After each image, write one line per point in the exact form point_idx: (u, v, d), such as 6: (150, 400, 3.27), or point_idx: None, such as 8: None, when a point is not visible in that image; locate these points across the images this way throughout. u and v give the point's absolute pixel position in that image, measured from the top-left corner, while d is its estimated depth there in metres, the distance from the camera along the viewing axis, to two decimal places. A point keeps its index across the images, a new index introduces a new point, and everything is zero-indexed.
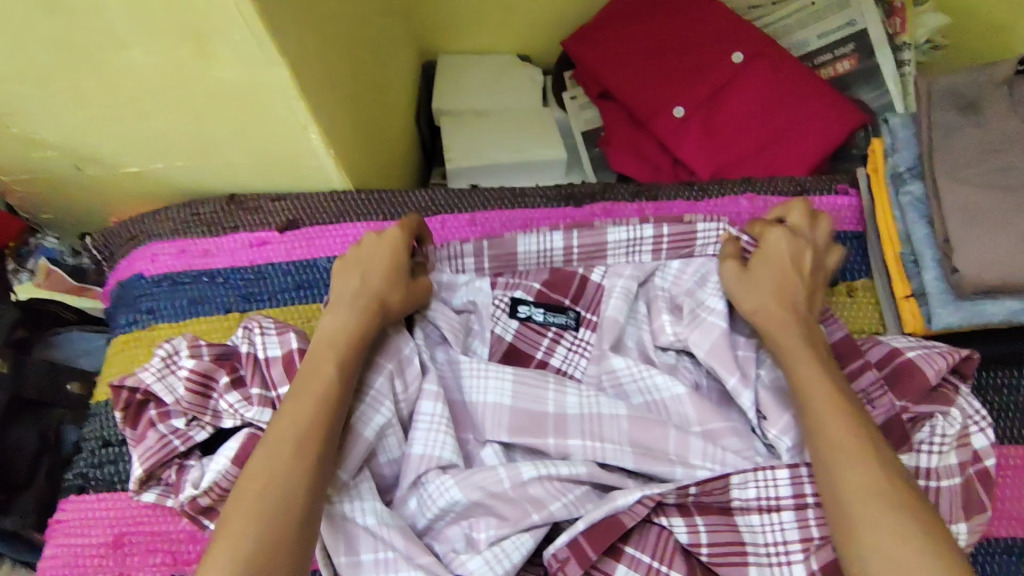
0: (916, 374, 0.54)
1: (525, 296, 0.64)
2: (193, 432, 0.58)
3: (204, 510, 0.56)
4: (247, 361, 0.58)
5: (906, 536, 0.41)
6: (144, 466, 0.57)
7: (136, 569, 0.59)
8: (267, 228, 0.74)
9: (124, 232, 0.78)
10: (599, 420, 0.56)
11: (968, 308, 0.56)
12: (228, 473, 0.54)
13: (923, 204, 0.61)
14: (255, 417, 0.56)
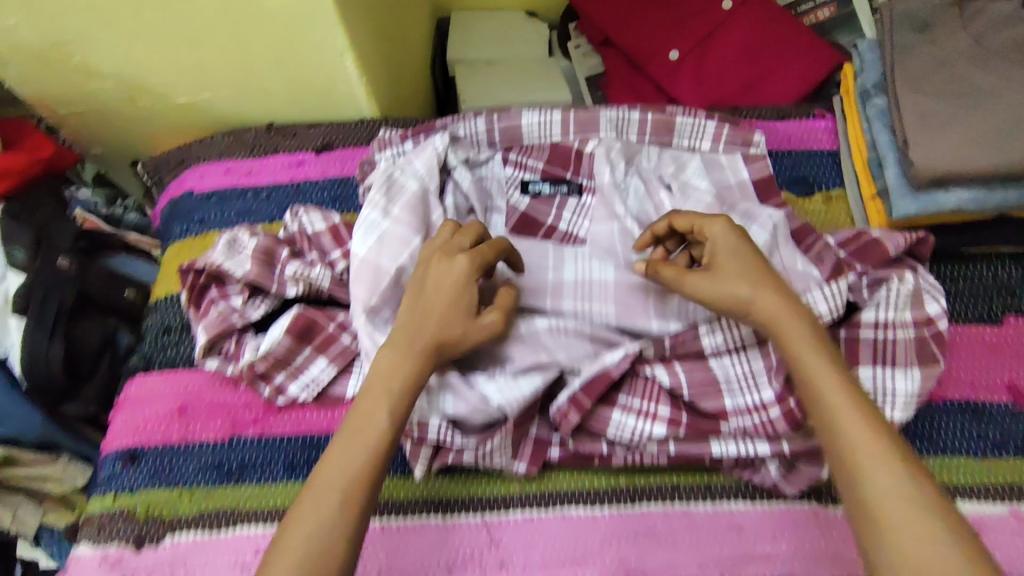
0: (877, 248, 0.66)
1: (533, 177, 0.78)
2: (249, 310, 0.67)
3: (260, 376, 0.66)
4: (301, 239, 0.69)
5: (922, 518, 0.44)
6: (208, 335, 0.65)
7: (199, 431, 0.68)
8: (305, 150, 0.82)
9: (173, 158, 0.86)
10: (590, 285, 0.68)
11: (923, 198, 0.65)
12: (282, 341, 0.65)
13: (887, 114, 0.70)
14: (317, 275, 0.65)
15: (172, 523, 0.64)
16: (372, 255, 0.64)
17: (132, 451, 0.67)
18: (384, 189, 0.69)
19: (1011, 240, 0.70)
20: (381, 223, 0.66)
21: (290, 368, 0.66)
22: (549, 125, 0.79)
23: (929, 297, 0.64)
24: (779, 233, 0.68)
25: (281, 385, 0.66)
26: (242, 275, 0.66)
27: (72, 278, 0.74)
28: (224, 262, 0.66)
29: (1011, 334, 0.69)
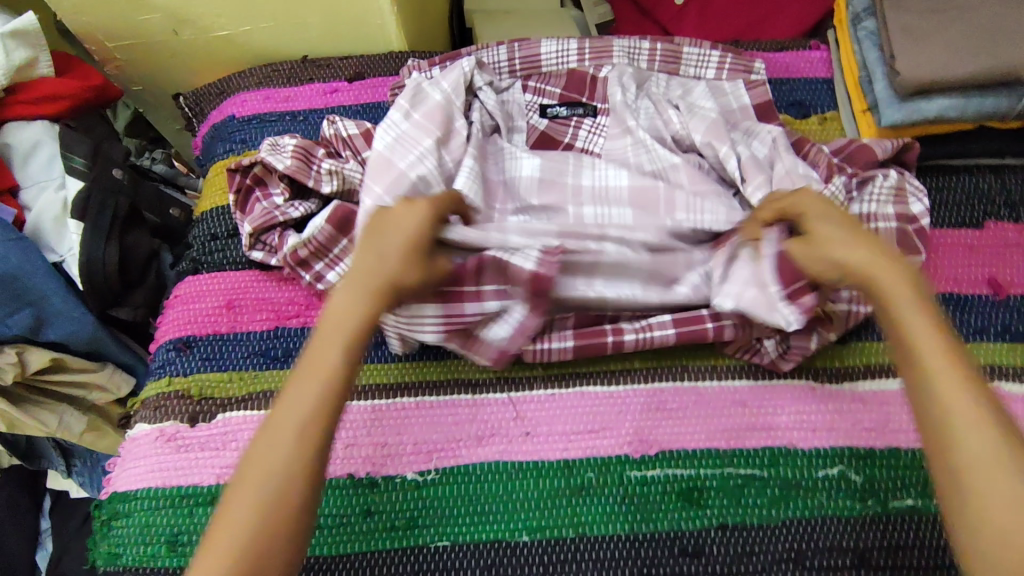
0: (866, 152, 0.74)
1: (551, 101, 0.84)
2: (289, 207, 0.72)
3: (300, 264, 0.70)
4: (337, 141, 0.74)
5: (1014, 485, 0.43)
6: (252, 226, 0.71)
7: (246, 322, 0.73)
8: (338, 79, 0.88)
9: (213, 90, 0.91)
10: (607, 190, 0.74)
11: (909, 107, 0.72)
12: (324, 229, 0.69)
13: (876, 35, 0.76)
14: (352, 167, 0.72)
15: (223, 401, 0.70)
16: (384, 146, 0.70)
17: (184, 340, 0.73)
18: (409, 96, 0.75)
19: (991, 152, 0.77)
20: (399, 125, 0.72)
21: (329, 257, 0.70)
22: (567, 51, 0.86)
23: (911, 199, 0.72)
24: (779, 145, 0.75)
25: (320, 273, 0.70)
26: (283, 170, 0.71)
27: (124, 189, 0.81)
28: (267, 161, 0.72)
29: (991, 237, 0.75)
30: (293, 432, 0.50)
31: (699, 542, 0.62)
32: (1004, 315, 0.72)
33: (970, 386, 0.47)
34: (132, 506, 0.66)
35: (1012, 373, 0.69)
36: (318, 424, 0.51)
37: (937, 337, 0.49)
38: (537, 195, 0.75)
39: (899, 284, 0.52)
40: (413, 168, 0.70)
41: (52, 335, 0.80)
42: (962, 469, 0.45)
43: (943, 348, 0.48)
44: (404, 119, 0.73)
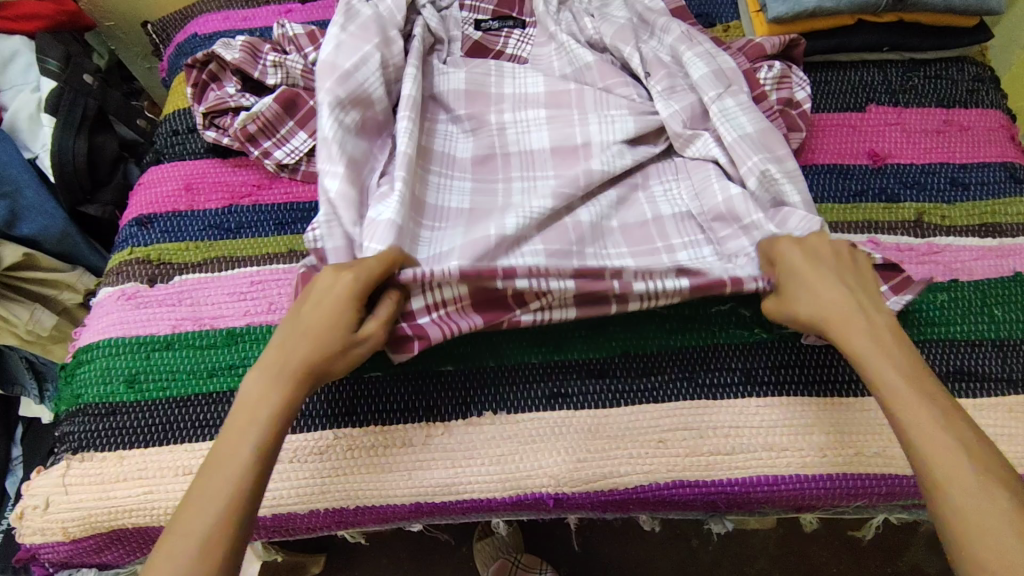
0: (758, 50, 0.83)
1: (485, 17, 0.92)
2: (240, 97, 0.81)
3: (250, 141, 0.80)
4: (284, 41, 0.85)
5: (979, 501, 0.47)
6: (205, 109, 0.80)
7: (203, 202, 0.81)
8: (292, 2, 0.97)
9: (179, 16, 0.99)
10: (526, 89, 0.83)
11: (792, 1, 0.82)
12: (270, 106, 0.79)
13: None
14: (293, 59, 0.82)
15: (180, 266, 0.77)
16: (329, 55, 0.76)
17: (146, 217, 0.80)
18: (341, 13, 0.81)
19: (871, 44, 0.86)
20: (337, 32, 0.79)
21: (275, 136, 0.80)
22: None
23: (795, 87, 0.82)
24: (685, 37, 0.82)
25: (268, 150, 0.80)
26: (232, 59, 0.81)
27: (93, 93, 0.88)
28: (221, 56, 0.82)
29: (872, 118, 0.84)
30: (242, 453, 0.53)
31: (604, 366, 0.69)
32: (880, 181, 0.80)
33: (939, 419, 0.50)
34: (93, 355, 0.72)
35: (887, 228, 0.77)
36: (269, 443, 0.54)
37: (898, 363, 0.54)
38: (462, 105, 0.83)
39: (859, 313, 0.57)
40: (359, 70, 0.77)
41: (25, 230, 0.87)
42: (942, 482, 0.48)
43: (919, 397, 0.52)
44: (337, 26, 0.80)
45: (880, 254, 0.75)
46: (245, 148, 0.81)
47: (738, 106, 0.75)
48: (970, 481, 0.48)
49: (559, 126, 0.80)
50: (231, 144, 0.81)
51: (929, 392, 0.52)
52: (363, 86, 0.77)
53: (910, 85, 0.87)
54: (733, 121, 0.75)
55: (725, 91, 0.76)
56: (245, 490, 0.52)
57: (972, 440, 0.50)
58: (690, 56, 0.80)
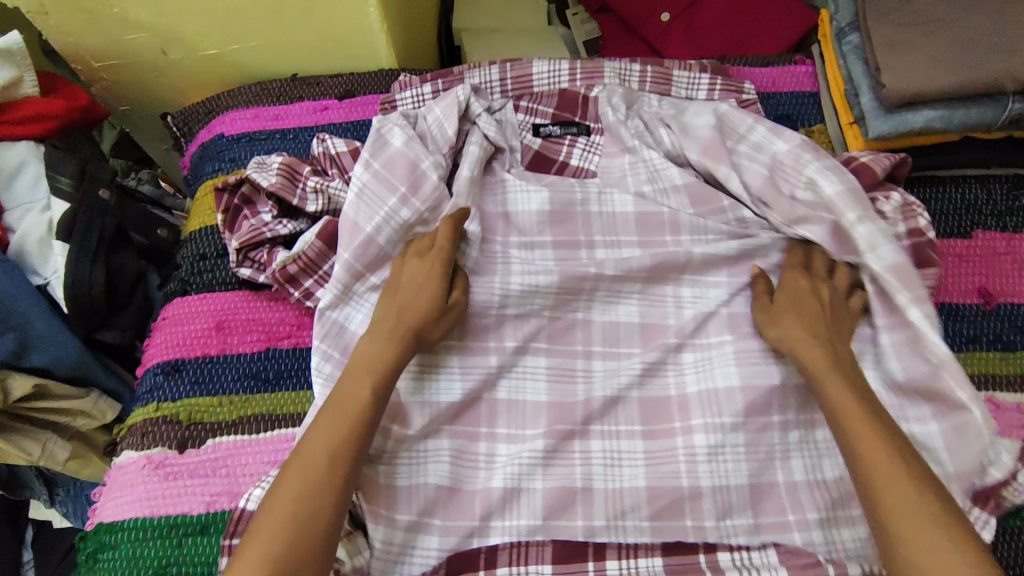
0: (865, 172, 0.73)
1: (544, 121, 0.83)
2: (277, 226, 0.73)
3: (290, 280, 0.72)
4: (323, 160, 0.77)
5: (917, 512, 0.50)
6: (239, 242, 0.71)
7: (236, 345, 0.72)
8: (328, 97, 0.88)
9: (203, 109, 0.91)
10: (614, 218, 0.75)
11: (895, 119, 0.72)
12: (314, 244, 0.71)
13: (860, 49, 0.76)
14: (337, 184, 0.74)
15: (212, 427, 0.68)
16: (352, 215, 0.70)
17: (173, 364, 0.71)
18: (371, 145, 0.74)
19: (977, 162, 0.77)
20: (360, 182, 0.72)
21: (318, 274, 0.73)
22: (558, 71, 0.85)
23: (918, 214, 0.72)
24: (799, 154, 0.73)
25: (309, 289, 0.72)
26: (268, 187, 0.73)
27: (111, 210, 0.79)
28: (254, 179, 0.74)
29: (979, 246, 0.75)
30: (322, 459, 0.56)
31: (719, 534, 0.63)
32: (993, 324, 0.72)
33: (885, 439, 0.54)
34: (118, 539, 0.64)
35: (1006, 383, 0.69)
36: (345, 461, 0.56)
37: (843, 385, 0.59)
38: (541, 227, 0.74)
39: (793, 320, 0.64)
40: (379, 232, 0.71)
41: (36, 362, 0.78)
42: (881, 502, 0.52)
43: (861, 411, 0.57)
44: (364, 172, 0.72)
45: (1000, 415, 0.68)
46: (283, 287, 0.72)
47: (877, 237, 0.67)
48: (905, 496, 0.51)
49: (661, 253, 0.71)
50: (266, 282, 0.72)
51: (874, 410, 0.57)
52: (386, 249, 0.71)
53: (1019, 205, 0.78)
54: (878, 249, 0.67)
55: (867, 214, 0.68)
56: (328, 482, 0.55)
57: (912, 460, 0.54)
58: (816, 170, 0.72)
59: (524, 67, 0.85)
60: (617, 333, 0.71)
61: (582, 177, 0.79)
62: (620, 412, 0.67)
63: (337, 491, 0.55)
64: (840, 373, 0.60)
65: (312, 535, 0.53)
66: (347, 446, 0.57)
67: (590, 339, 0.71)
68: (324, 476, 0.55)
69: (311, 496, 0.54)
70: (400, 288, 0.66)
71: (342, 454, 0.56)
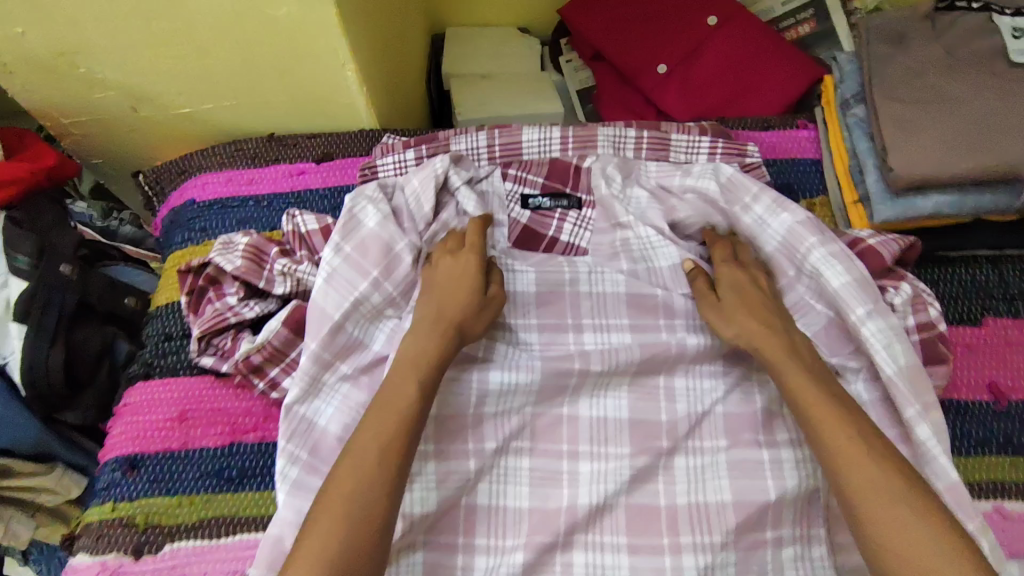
0: (873, 258, 0.68)
1: (533, 190, 0.78)
2: (242, 309, 0.70)
3: (255, 370, 0.68)
4: (292, 237, 0.73)
5: (885, 492, 0.51)
6: (201, 329, 0.68)
7: (199, 438, 0.68)
8: (305, 159, 0.84)
9: (174, 168, 0.86)
10: (604, 304, 0.71)
11: (903, 203, 0.67)
12: (279, 332, 0.68)
13: (866, 123, 0.72)
14: (307, 268, 0.70)
15: (171, 530, 0.64)
16: (319, 302, 0.66)
17: (131, 459, 0.67)
18: (341, 225, 0.69)
19: (990, 244, 0.73)
20: (327, 266, 0.67)
21: (284, 362, 0.69)
22: (549, 140, 0.81)
23: (930, 306, 0.67)
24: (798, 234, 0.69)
25: (275, 378, 0.68)
26: (232, 270, 0.70)
27: (72, 285, 0.75)
28: (219, 262, 0.70)
29: (991, 335, 0.71)
30: (371, 452, 0.55)
31: None
32: (1004, 427, 0.67)
33: (840, 414, 0.56)
34: None
35: (1017, 492, 0.65)
36: (393, 460, 0.55)
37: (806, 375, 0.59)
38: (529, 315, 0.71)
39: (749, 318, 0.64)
40: (348, 319, 0.67)
41: None
42: (849, 481, 0.53)
43: (820, 396, 0.57)
44: (333, 255, 0.68)
45: (1011, 529, 0.63)
46: (247, 377, 0.69)
47: (882, 339, 0.63)
48: (872, 477, 0.52)
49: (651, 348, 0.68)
50: (230, 372, 0.68)
51: (832, 392, 0.58)
52: (355, 337, 0.68)
53: None
54: (890, 347, 0.63)
55: (874, 308, 0.64)
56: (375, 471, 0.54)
57: (870, 434, 0.55)
58: (820, 257, 0.67)
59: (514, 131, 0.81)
60: (605, 431, 0.66)
61: (573, 254, 0.75)
62: (604, 521, 0.63)
63: (383, 476, 0.54)
64: (794, 356, 0.61)
65: (367, 526, 0.52)
66: (396, 436, 0.56)
67: (577, 437, 0.66)
68: (373, 466, 0.54)
69: (362, 483, 0.53)
70: (441, 278, 0.65)
71: (391, 441, 0.56)
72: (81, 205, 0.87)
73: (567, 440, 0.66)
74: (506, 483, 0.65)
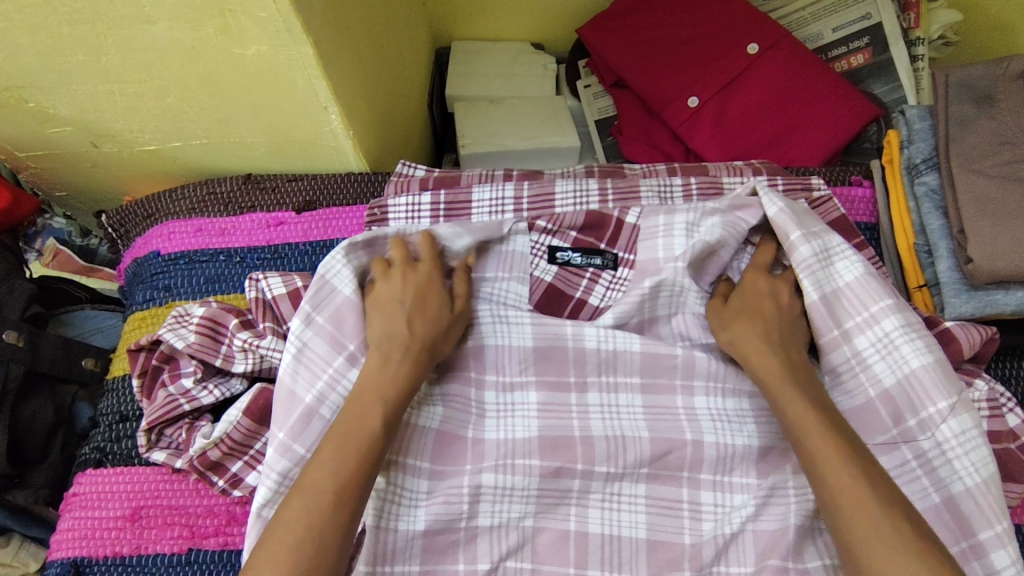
0: (952, 346, 0.57)
1: (562, 244, 0.67)
2: (199, 395, 0.61)
3: (212, 467, 0.59)
4: (256, 305, 0.63)
5: (897, 552, 0.42)
6: (149, 419, 0.60)
7: (153, 542, 0.59)
8: (284, 208, 0.75)
9: (140, 211, 0.77)
10: (617, 411, 0.60)
11: (980, 298, 0.57)
12: (239, 424, 0.58)
13: (938, 195, 0.61)
14: (268, 346, 0.60)
15: None
16: (286, 384, 0.56)
17: (78, 565, 0.59)
18: (311, 292, 0.57)
19: None
20: (291, 344, 0.56)
21: (247, 455, 0.60)
22: (585, 191, 0.69)
23: (1006, 408, 0.57)
24: (869, 288, 0.57)
25: (236, 475, 0.59)
26: (185, 348, 0.61)
27: (18, 354, 0.68)
28: (170, 340, 0.61)
29: None
30: (327, 491, 0.46)
31: None
32: None
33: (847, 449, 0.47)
34: None
35: None
36: (354, 497, 0.47)
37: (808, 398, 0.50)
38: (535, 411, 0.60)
39: (751, 329, 0.56)
40: (325, 401, 0.56)
41: None
42: (846, 522, 0.44)
43: (827, 426, 0.49)
44: (301, 331, 0.56)
45: None
46: (204, 474, 0.59)
47: (961, 442, 0.53)
48: (873, 524, 0.43)
49: (670, 455, 0.58)
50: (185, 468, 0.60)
51: (838, 425, 0.49)
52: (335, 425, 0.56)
53: None
54: (972, 453, 0.53)
55: (958, 403, 0.54)
56: (326, 521, 0.45)
57: (876, 475, 0.46)
58: (897, 329, 0.56)
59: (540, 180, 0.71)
60: (619, 553, 0.57)
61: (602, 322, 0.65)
62: None
63: (338, 529, 0.46)
64: (795, 378, 0.52)
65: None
66: (357, 471, 0.48)
67: (585, 559, 0.57)
68: (329, 506, 0.46)
69: (314, 534, 0.45)
70: (402, 294, 0.57)
71: (353, 487, 0.47)
72: (59, 220, 0.87)
73: (574, 559, 0.57)
74: None
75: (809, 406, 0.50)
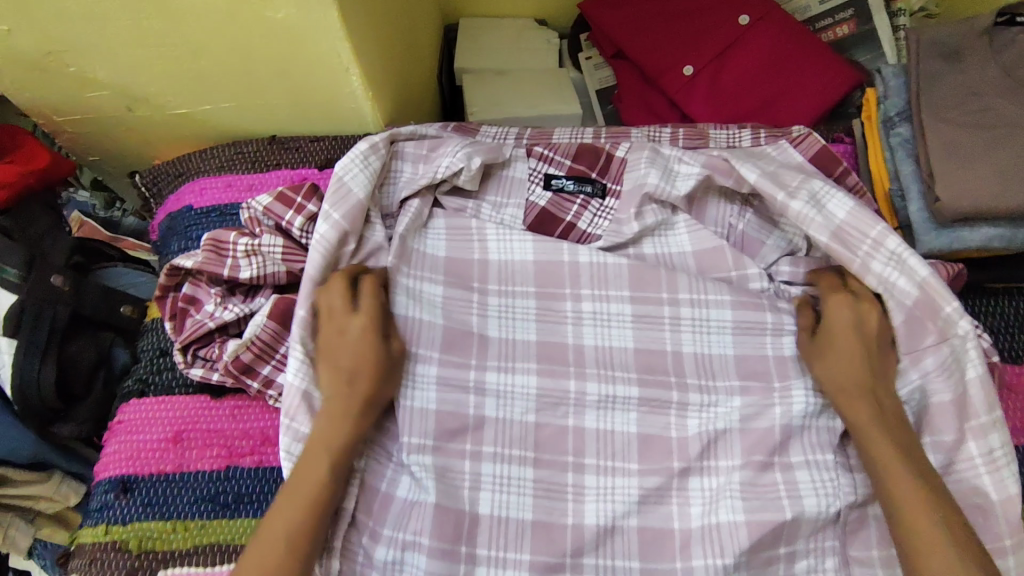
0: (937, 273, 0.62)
1: (557, 172, 0.76)
2: (220, 312, 0.66)
3: (245, 371, 0.65)
4: (251, 221, 0.70)
5: None
6: (182, 339, 0.66)
7: (195, 461, 0.65)
8: (308, 165, 0.81)
9: (172, 170, 0.83)
10: (608, 318, 0.68)
11: (949, 235, 0.63)
12: (266, 326, 0.65)
13: (911, 144, 0.67)
14: (268, 245, 0.67)
15: (163, 559, 0.62)
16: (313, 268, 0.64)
17: (125, 482, 0.65)
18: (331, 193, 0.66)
19: None
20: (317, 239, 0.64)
21: (276, 358, 0.66)
22: (580, 134, 0.82)
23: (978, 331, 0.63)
24: (860, 220, 0.63)
25: (267, 377, 0.66)
26: (193, 267, 0.68)
27: (64, 297, 0.75)
28: (183, 266, 0.68)
29: None
30: (299, 511, 0.55)
31: None
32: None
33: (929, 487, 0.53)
34: None
35: None
36: (319, 513, 0.55)
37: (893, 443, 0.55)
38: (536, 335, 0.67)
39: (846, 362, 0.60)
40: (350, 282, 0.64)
41: None
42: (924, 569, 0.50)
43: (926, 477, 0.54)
44: (325, 227, 0.65)
45: None
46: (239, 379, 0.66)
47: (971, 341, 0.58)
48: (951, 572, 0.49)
49: (650, 359, 0.66)
50: (222, 380, 0.66)
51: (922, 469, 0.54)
52: None
53: None
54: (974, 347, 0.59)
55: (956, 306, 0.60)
56: (301, 532, 0.54)
57: (949, 512, 0.52)
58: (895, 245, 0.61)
59: (544, 133, 0.83)
60: (612, 445, 0.64)
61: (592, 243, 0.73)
62: (614, 544, 0.61)
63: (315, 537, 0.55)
64: (887, 428, 0.57)
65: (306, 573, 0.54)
66: (320, 491, 0.56)
67: (583, 449, 0.64)
68: (299, 526, 0.54)
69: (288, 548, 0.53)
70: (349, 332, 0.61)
71: (316, 506, 0.55)
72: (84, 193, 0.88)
73: (571, 445, 0.64)
74: (507, 501, 0.62)
75: (902, 455, 0.55)
